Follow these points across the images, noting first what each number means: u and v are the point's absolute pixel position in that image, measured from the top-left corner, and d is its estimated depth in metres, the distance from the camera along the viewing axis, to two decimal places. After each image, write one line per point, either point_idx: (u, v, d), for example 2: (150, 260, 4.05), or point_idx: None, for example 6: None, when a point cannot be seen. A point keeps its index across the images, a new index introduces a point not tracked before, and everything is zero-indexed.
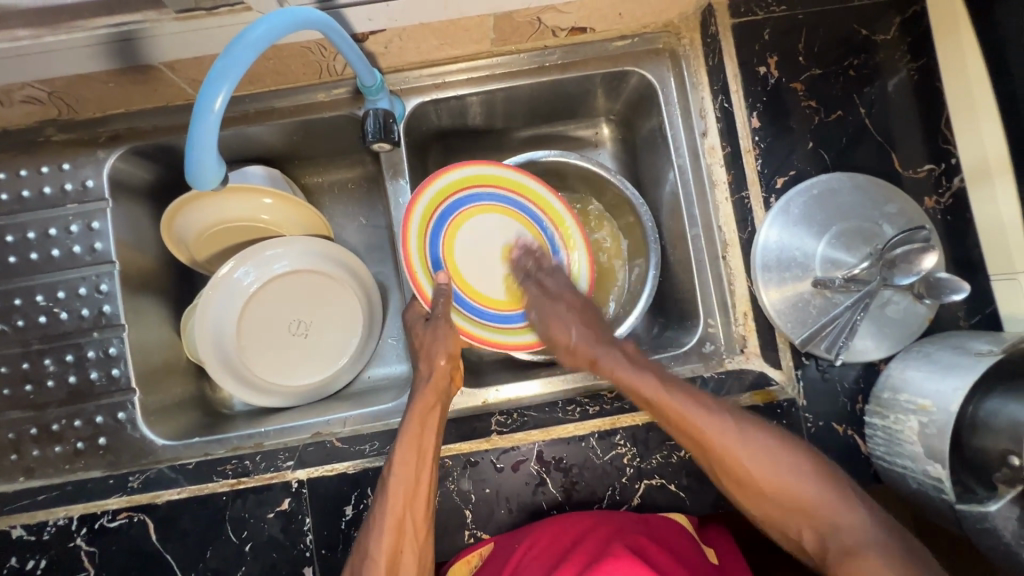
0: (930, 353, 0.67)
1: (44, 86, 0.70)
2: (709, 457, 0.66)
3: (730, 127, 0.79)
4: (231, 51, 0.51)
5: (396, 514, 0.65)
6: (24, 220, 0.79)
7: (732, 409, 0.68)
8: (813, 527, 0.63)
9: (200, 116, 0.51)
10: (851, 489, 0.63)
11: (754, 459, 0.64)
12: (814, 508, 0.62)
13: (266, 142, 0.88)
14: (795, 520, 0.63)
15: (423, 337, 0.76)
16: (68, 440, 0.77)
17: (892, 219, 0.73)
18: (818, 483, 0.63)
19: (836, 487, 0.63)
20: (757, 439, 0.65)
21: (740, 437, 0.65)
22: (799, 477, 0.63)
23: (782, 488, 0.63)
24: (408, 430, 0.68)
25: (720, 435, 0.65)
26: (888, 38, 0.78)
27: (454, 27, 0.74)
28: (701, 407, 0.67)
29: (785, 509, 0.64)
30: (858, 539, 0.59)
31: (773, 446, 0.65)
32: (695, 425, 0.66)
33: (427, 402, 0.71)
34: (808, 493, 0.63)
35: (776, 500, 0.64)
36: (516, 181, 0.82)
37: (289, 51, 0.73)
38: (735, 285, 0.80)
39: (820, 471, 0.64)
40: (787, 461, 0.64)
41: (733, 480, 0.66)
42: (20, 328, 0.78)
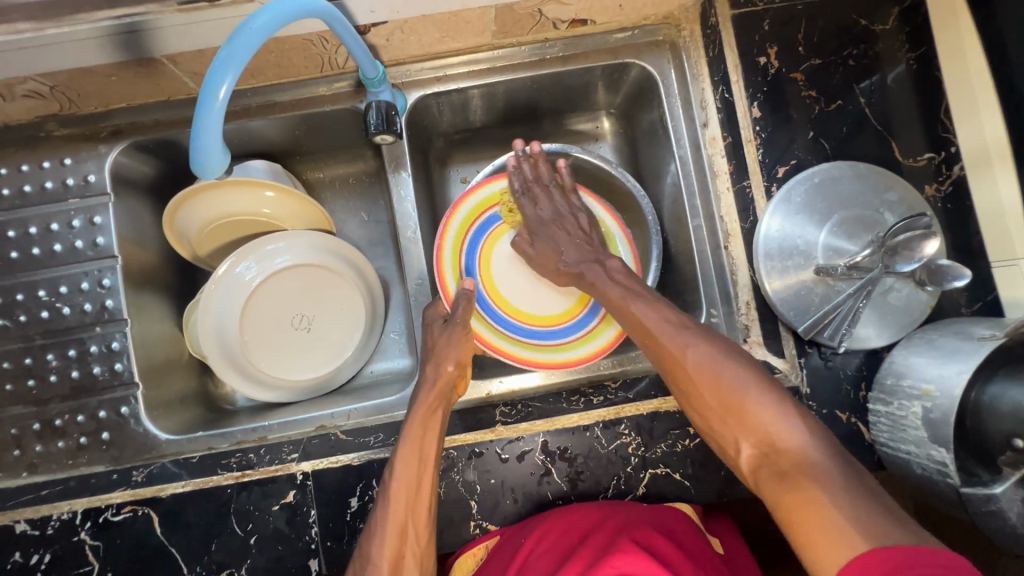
0: (933, 338, 0.68)
1: (46, 79, 0.70)
2: (663, 362, 0.66)
3: (731, 117, 0.80)
4: (235, 39, 0.51)
5: (398, 518, 0.64)
6: (26, 215, 0.79)
7: (693, 325, 0.67)
8: (758, 445, 0.58)
9: (205, 104, 0.51)
10: (804, 412, 0.58)
11: (699, 352, 0.63)
12: (761, 428, 0.58)
13: (268, 137, 0.88)
14: (743, 442, 0.59)
15: (436, 339, 0.76)
16: (71, 435, 0.77)
17: (892, 207, 0.73)
18: (768, 402, 0.59)
19: (788, 411, 0.58)
20: (710, 349, 0.63)
21: (695, 340, 0.64)
22: (747, 394, 0.60)
23: (729, 401, 0.60)
24: (411, 435, 0.68)
25: (676, 344, 0.65)
26: (887, 28, 0.79)
27: (455, 19, 0.74)
28: (666, 322, 0.67)
29: (731, 428, 0.60)
30: (799, 459, 0.54)
31: (727, 364, 0.62)
32: (649, 327, 0.67)
33: (428, 405, 0.71)
34: (760, 414, 0.58)
35: (722, 416, 0.60)
36: (558, 191, 0.86)
37: (290, 43, 0.73)
38: (737, 275, 0.81)
39: (774, 395, 0.60)
40: (735, 372, 0.61)
41: (693, 407, 0.64)
42: (22, 323, 0.78)
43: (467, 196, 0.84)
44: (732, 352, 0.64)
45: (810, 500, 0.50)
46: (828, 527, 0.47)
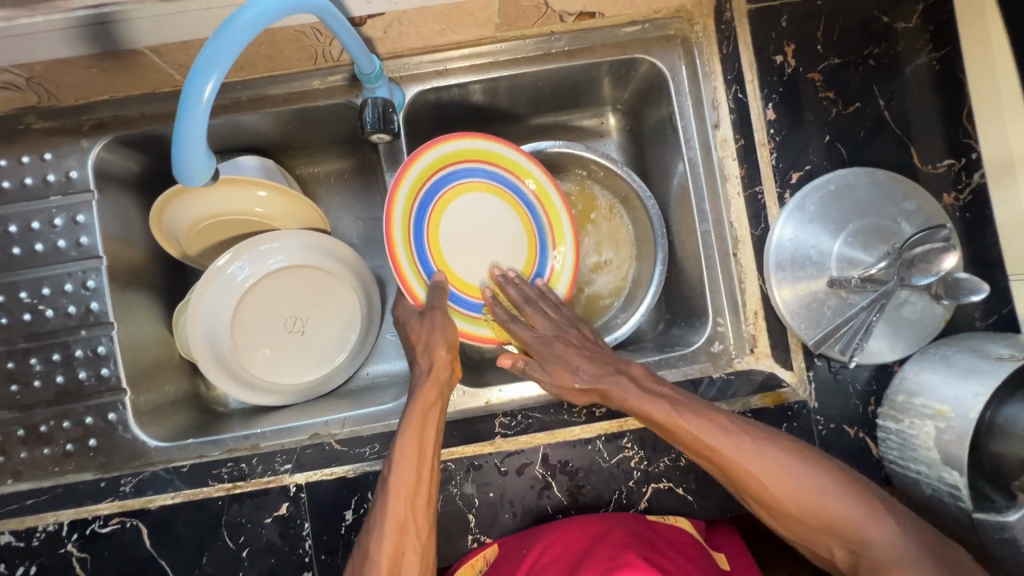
0: (948, 354, 0.65)
1: (21, 71, 0.66)
2: (719, 467, 0.62)
3: (744, 119, 0.76)
4: (219, 37, 0.47)
5: (397, 515, 0.62)
6: (5, 213, 0.76)
7: (743, 426, 0.64)
8: (842, 544, 0.58)
9: (188, 107, 0.47)
10: (862, 488, 0.60)
11: (762, 461, 0.61)
12: (845, 524, 0.58)
13: (259, 132, 0.84)
14: (822, 537, 0.59)
15: (419, 331, 0.72)
16: (57, 442, 0.75)
17: (910, 217, 0.70)
18: (845, 495, 0.59)
19: (864, 501, 0.58)
20: (769, 451, 0.61)
21: (735, 437, 0.62)
22: (819, 491, 0.59)
23: (807, 504, 0.59)
24: (410, 427, 0.65)
25: (733, 452, 0.61)
26: (910, 26, 0.75)
27: (456, 11, 0.70)
28: (717, 428, 0.63)
29: (811, 529, 0.60)
30: (892, 558, 0.55)
31: (792, 464, 0.61)
32: (704, 441, 0.62)
33: (427, 398, 0.67)
34: (835, 510, 0.58)
35: (802, 520, 0.60)
36: (500, 159, 0.79)
37: (281, 35, 0.68)
38: (746, 284, 0.79)
39: (832, 476, 0.60)
40: (803, 472, 0.60)
41: (758, 502, 0.61)
42: (3, 326, 0.75)
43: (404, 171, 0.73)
44: (789, 443, 0.63)
45: None
46: None
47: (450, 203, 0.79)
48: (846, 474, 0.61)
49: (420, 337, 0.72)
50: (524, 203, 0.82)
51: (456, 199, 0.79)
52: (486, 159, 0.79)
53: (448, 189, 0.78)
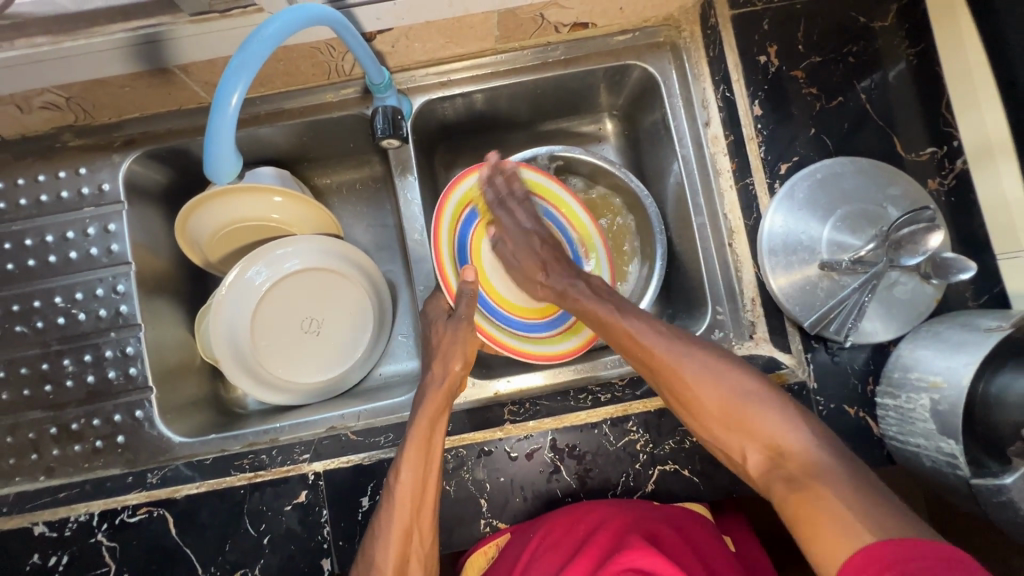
0: (939, 331, 0.68)
1: (62, 91, 0.72)
2: (668, 389, 0.67)
3: (732, 116, 0.80)
4: (244, 47, 0.52)
5: (403, 524, 0.65)
6: (43, 224, 0.81)
7: (686, 337, 0.69)
8: (762, 451, 0.62)
9: (218, 110, 0.52)
10: (803, 415, 0.62)
11: (696, 365, 0.66)
12: (763, 432, 0.62)
13: (276, 144, 0.90)
14: (741, 441, 0.63)
15: (442, 336, 0.75)
16: (87, 439, 0.78)
17: (896, 201, 0.74)
18: (778, 413, 0.62)
19: (794, 417, 0.62)
20: (708, 359, 0.66)
21: (687, 351, 0.67)
22: (750, 400, 0.63)
23: (725, 403, 0.64)
24: (417, 434, 0.68)
25: (664, 351, 0.67)
26: (886, 25, 0.80)
27: (459, 25, 0.76)
28: (663, 339, 0.68)
29: (735, 433, 0.63)
30: (803, 460, 0.58)
31: (729, 378, 0.65)
32: (644, 344, 0.68)
33: (436, 406, 0.71)
34: (768, 426, 0.62)
35: (732, 428, 0.63)
36: (558, 197, 0.88)
37: (297, 51, 0.74)
38: (742, 271, 0.82)
39: (771, 401, 0.63)
40: (736, 380, 0.65)
41: (681, 404, 0.66)
42: (38, 330, 0.80)
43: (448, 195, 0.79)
44: (736, 363, 0.67)
45: (821, 503, 0.53)
46: (836, 521, 0.51)
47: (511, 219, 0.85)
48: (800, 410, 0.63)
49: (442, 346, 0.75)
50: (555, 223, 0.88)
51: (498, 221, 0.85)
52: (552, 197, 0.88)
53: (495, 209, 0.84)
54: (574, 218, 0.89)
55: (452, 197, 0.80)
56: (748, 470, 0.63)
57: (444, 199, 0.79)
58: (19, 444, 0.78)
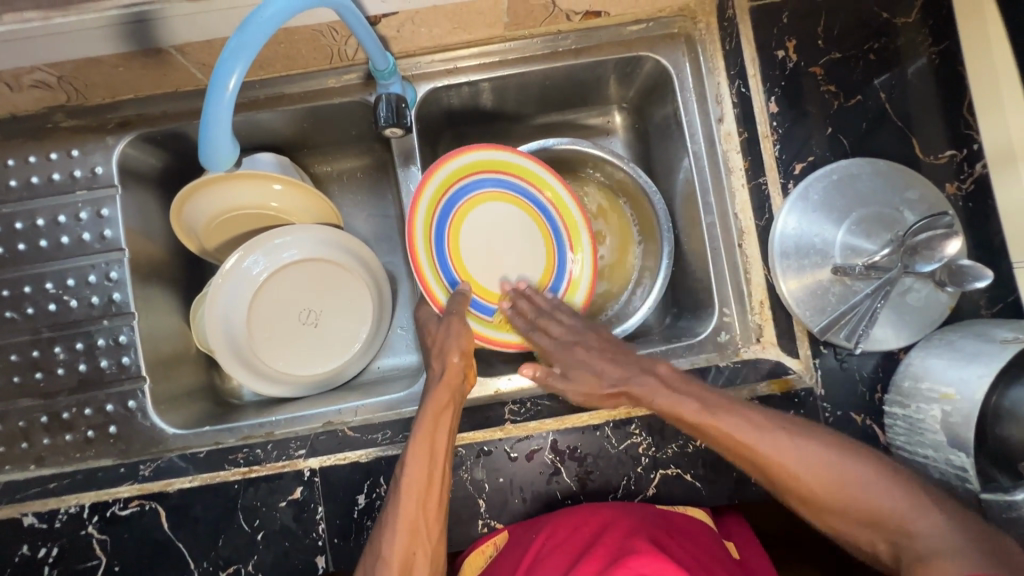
0: (953, 341, 0.66)
1: (53, 70, 0.70)
2: (769, 480, 0.62)
3: (747, 113, 0.78)
4: (244, 28, 0.49)
5: (408, 518, 0.63)
6: (33, 207, 0.79)
7: (782, 419, 0.64)
8: (885, 538, 0.58)
9: (215, 94, 0.50)
10: (919, 487, 0.58)
11: (801, 455, 0.61)
12: (886, 517, 0.57)
13: (276, 130, 0.87)
14: (869, 533, 0.58)
15: (437, 335, 0.72)
16: (79, 428, 0.76)
17: (913, 206, 0.72)
18: (886, 485, 0.58)
19: (910, 493, 0.57)
20: (793, 441, 0.61)
21: (770, 439, 0.61)
22: (855, 483, 0.59)
23: (842, 494, 0.59)
24: (422, 429, 0.66)
25: (769, 449, 0.61)
26: (910, 21, 0.76)
27: (466, 11, 0.73)
28: (751, 425, 0.62)
29: (848, 518, 0.59)
30: (933, 547, 0.54)
31: (824, 453, 0.61)
32: (742, 442, 0.62)
33: (439, 402, 0.67)
34: (881, 505, 0.58)
35: (848, 515, 0.59)
36: (532, 172, 0.82)
37: (299, 34, 0.72)
38: (751, 274, 0.80)
39: (877, 467, 0.60)
40: (845, 466, 0.60)
41: (795, 496, 0.61)
42: (29, 316, 0.78)
43: (421, 190, 0.74)
44: (834, 441, 0.62)
45: None
46: None
47: (472, 209, 0.80)
48: (896, 475, 0.59)
49: (437, 341, 0.72)
50: (533, 203, 0.83)
51: (468, 211, 0.80)
52: (519, 171, 0.81)
53: (466, 198, 0.79)
54: (557, 198, 0.83)
55: (427, 189, 0.75)
56: (878, 557, 0.59)
57: (419, 191, 0.74)
58: (9, 432, 0.76)
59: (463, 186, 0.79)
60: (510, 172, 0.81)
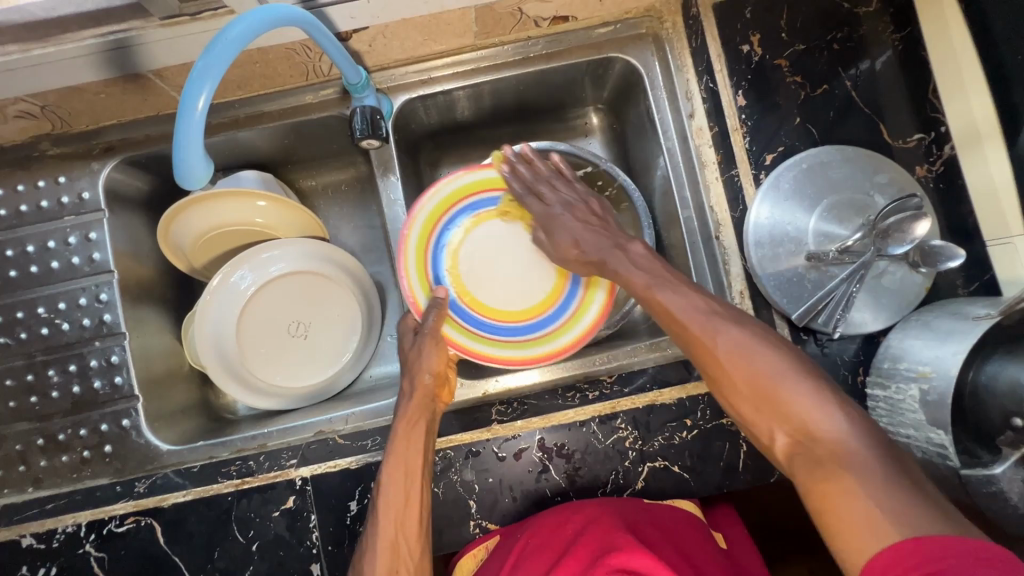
0: (929, 320, 0.67)
1: (36, 100, 0.72)
2: (694, 349, 0.61)
3: (717, 107, 0.79)
4: (212, 50, 0.51)
5: (387, 540, 0.64)
6: (23, 234, 0.80)
7: (721, 306, 0.62)
8: (791, 433, 0.53)
9: (185, 114, 0.51)
10: (837, 396, 0.54)
11: (730, 342, 0.59)
12: (793, 409, 0.53)
13: (259, 147, 0.89)
14: (769, 417, 0.55)
15: (409, 354, 0.75)
16: (75, 449, 0.78)
17: (883, 189, 0.73)
18: (813, 392, 0.53)
19: (820, 394, 0.53)
20: (729, 326, 0.60)
21: (715, 318, 0.61)
22: (781, 377, 0.55)
23: (760, 383, 0.56)
24: (396, 444, 0.68)
25: (698, 327, 0.61)
26: (871, 10, 0.78)
27: (436, 22, 0.75)
28: (695, 308, 0.62)
29: (764, 413, 0.55)
30: (834, 445, 0.50)
31: (759, 348, 0.57)
32: (674, 314, 0.63)
33: (410, 418, 0.70)
34: (793, 401, 0.54)
35: (748, 391, 0.56)
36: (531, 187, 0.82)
37: (273, 53, 0.74)
38: (729, 264, 0.81)
39: (811, 376, 0.55)
40: (769, 356, 0.57)
41: (715, 382, 0.60)
42: (22, 341, 0.79)
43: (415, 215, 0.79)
44: (780, 346, 0.58)
45: (843, 486, 0.47)
46: (863, 517, 0.45)
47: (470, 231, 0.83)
48: (822, 380, 0.55)
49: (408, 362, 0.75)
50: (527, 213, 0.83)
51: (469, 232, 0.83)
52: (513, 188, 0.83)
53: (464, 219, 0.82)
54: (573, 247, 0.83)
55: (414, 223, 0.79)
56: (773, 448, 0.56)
57: (416, 207, 0.79)
58: (7, 455, 0.77)
59: (466, 204, 0.82)
60: (507, 190, 0.83)
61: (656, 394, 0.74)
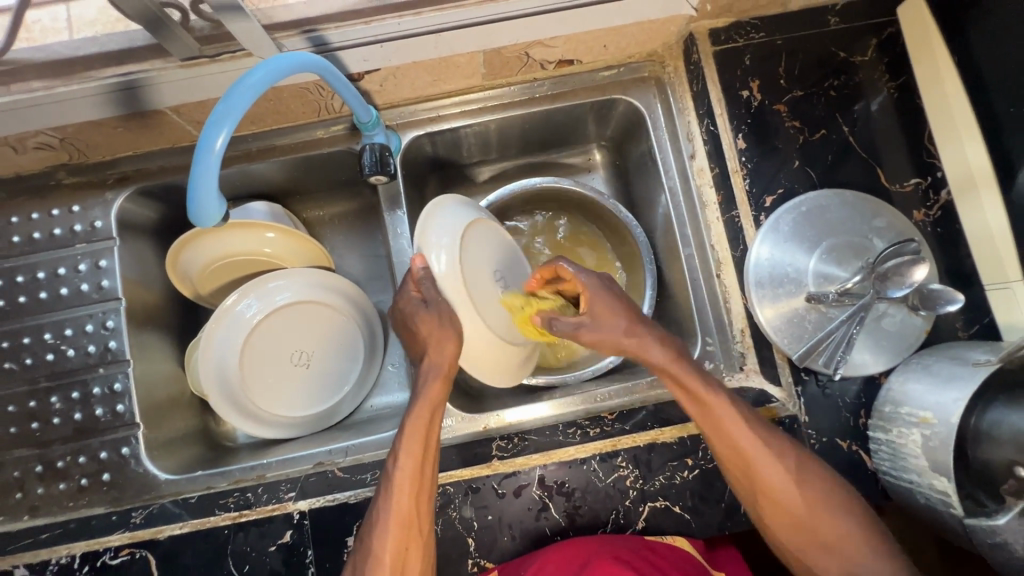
0: (929, 364, 0.67)
1: (55, 133, 0.74)
2: (744, 475, 0.66)
3: (718, 149, 0.81)
4: (230, 95, 0.53)
5: (401, 514, 0.64)
6: (34, 261, 0.82)
7: (768, 433, 0.66)
8: (820, 547, 0.64)
9: (202, 156, 0.53)
10: (859, 507, 0.65)
11: (775, 472, 0.64)
12: (826, 526, 0.64)
13: (268, 178, 0.91)
14: (806, 539, 0.65)
15: (428, 323, 0.68)
16: (73, 477, 0.77)
17: (881, 233, 0.74)
18: (830, 496, 0.64)
19: (846, 508, 0.64)
20: (775, 452, 0.65)
21: (752, 430, 0.66)
22: (817, 493, 0.64)
23: (804, 505, 0.64)
24: (416, 419, 0.67)
25: (751, 446, 0.65)
26: (867, 59, 0.81)
27: (445, 65, 0.77)
28: (743, 421, 0.66)
29: (796, 528, 0.65)
30: (854, 550, 0.62)
31: (790, 471, 0.65)
32: (743, 448, 0.65)
33: (433, 396, 0.68)
34: (831, 515, 0.64)
35: (792, 517, 0.64)
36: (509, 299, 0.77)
37: (287, 92, 0.76)
38: (731, 302, 0.81)
39: (826, 479, 0.65)
40: (813, 481, 0.65)
41: (769, 505, 0.65)
42: (27, 366, 0.80)
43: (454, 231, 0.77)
44: (785, 444, 0.66)
45: None
46: None
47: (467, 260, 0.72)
48: (833, 482, 0.65)
49: (430, 334, 0.68)
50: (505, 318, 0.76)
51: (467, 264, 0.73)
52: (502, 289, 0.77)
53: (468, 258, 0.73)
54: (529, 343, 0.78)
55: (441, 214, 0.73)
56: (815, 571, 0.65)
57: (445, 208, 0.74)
58: (4, 483, 0.77)
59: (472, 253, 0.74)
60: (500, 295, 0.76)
61: (657, 432, 0.74)
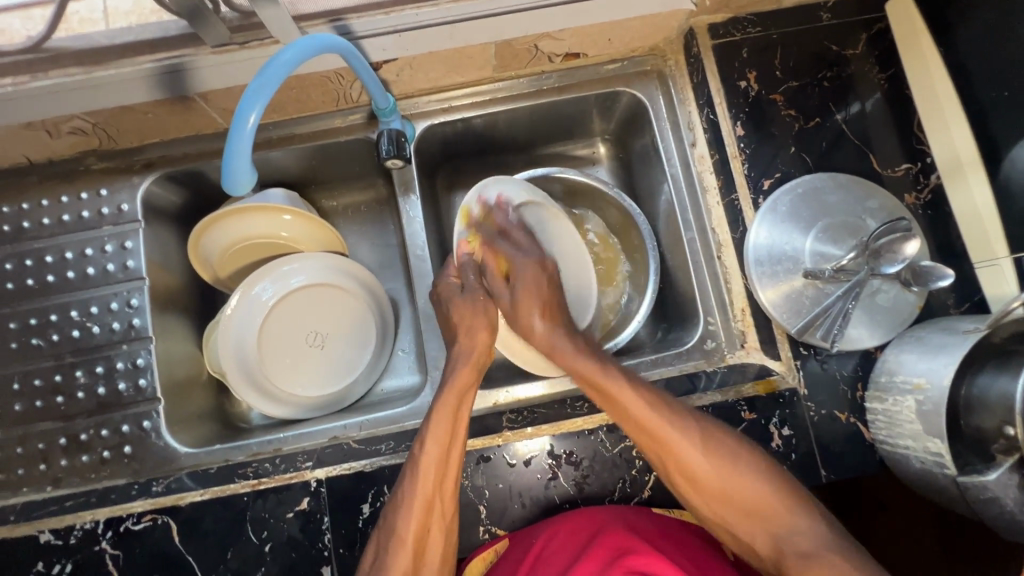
0: (921, 335, 0.70)
1: (89, 118, 0.78)
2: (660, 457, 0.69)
3: (717, 137, 0.85)
4: (264, 72, 0.57)
5: (425, 495, 0.67)
6: (62, 242, 0.85)
7: (691, 420, 0.70)
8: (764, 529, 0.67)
9: (238, 127, 0.56)
10: (806, 498, 0.68)
11: (694, 455, 0.68)
12: (764, 510, 0.67)
13: (286, 167, 0.95)
14: (749, 522, 0.68)
15: (460, 307, 0.79)
16: (95, 449, 0.80)
17: (873, 214, 0.78)
18: (765, 482, 0.67)
19: (788, 496, 0.67)
20: (694, 436, 0.69)
21: (673, 417, 0.70)
22: (743, 475, 0.68)
23: (729, 487, 0.68)
24: (444, 403, 0.72)
25: (675, 433, 0.68)
26: (858, 52, 0.85)
27: (459, 56, 0.81)
28: (661, 409, 0.70)
29: (737, 510, 0.68)
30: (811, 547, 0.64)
31: (711, 453, 0.68)
32: (657, 433, 0.69)
33: (463, 382, 0.74)
34: (758, 495, 0.67)
35: (731, 500, 0.68)
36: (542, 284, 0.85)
37: (309, 82, 0.81)
38: (731, 283, 0.85)
39: (760, 462, 0.69)
40: (743, 464, 0.68)
41: (689, 485, 0.69)
42: (54, 342, 0.83)
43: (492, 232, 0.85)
44: (713, 432, 0.70)
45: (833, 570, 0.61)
46: None
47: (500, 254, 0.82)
48: (770, 471, 0.68)
49: (464, 321, 0.79)
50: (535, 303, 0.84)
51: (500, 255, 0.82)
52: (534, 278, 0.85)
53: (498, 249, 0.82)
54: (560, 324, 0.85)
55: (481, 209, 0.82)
56: (753, 546, 0.68)
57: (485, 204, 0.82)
58: (28, 454, 0.80)
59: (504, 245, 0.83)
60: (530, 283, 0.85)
61: None
